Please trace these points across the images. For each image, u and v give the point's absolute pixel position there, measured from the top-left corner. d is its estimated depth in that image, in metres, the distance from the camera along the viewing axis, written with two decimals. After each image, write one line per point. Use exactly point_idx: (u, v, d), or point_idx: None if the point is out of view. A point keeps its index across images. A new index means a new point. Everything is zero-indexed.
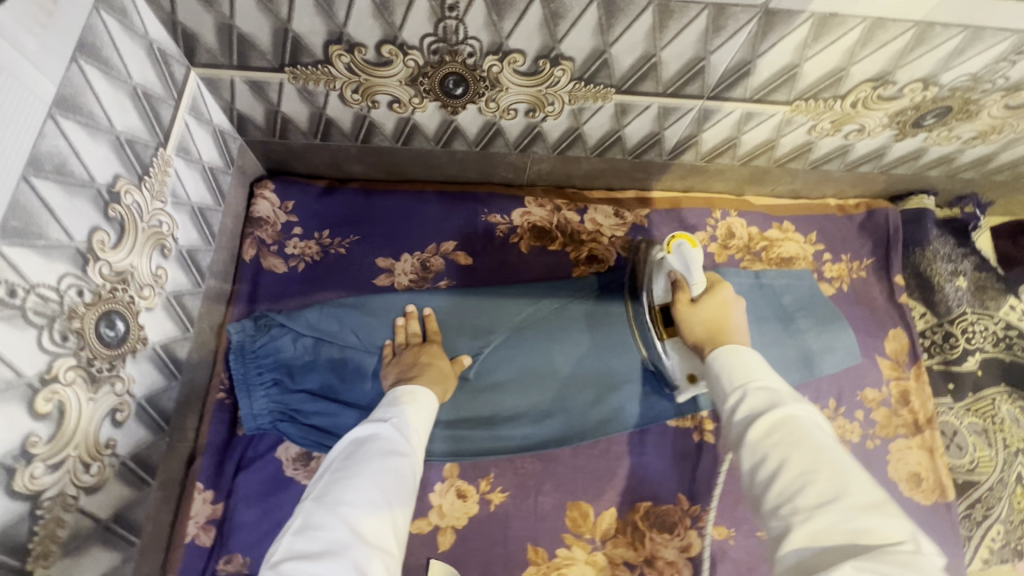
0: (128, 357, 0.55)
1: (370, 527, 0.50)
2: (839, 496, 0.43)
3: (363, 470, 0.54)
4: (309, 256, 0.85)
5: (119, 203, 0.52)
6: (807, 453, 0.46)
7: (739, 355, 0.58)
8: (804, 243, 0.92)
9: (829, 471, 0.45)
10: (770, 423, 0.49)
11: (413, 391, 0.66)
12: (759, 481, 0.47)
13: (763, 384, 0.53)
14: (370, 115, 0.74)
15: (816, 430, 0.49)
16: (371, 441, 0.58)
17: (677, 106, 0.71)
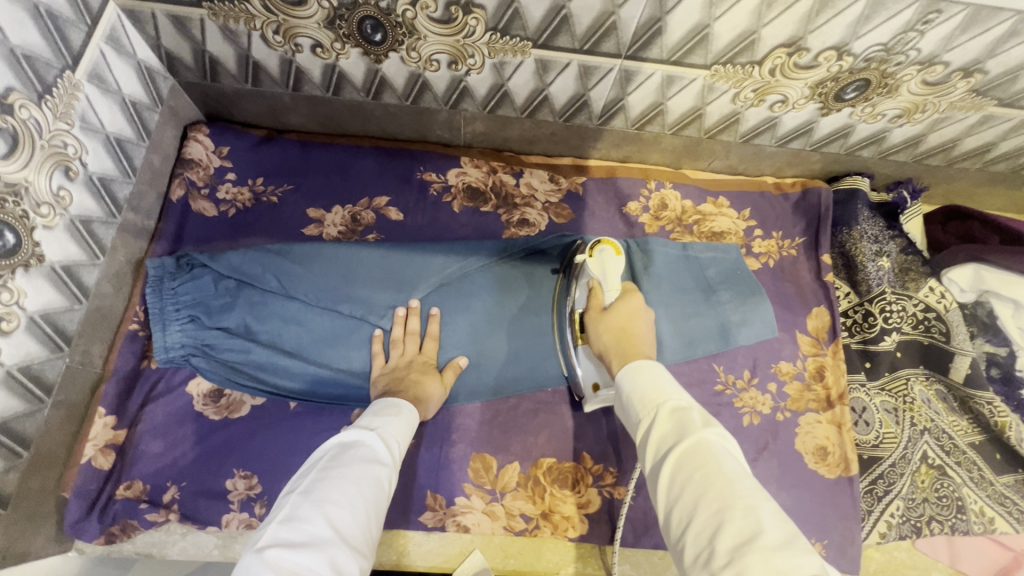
0: (20, 270, 0.57)
1: (349, 533, 0.47)
2: (750, 523, 0.41)
3: (350, 473, 0.51)
4: (241, 202, 0.86)
5: (11, 115, 0.54)
6: (717, 479, 0.45)
7: (646, 372, 0.57)
8: (736, 218, 0.92)
9: (743, 496, 0.43)
10: (681, 449, 0.48)
11: (398, 404, 0.64)
12: (680, 526, 0.45)
13: (672, 406, 0.52)
14: (295, 59, 0.75)
15: (730, 452, 0.48)
16: (355, 447, 0.55)
17: (597, 65, 0.72)
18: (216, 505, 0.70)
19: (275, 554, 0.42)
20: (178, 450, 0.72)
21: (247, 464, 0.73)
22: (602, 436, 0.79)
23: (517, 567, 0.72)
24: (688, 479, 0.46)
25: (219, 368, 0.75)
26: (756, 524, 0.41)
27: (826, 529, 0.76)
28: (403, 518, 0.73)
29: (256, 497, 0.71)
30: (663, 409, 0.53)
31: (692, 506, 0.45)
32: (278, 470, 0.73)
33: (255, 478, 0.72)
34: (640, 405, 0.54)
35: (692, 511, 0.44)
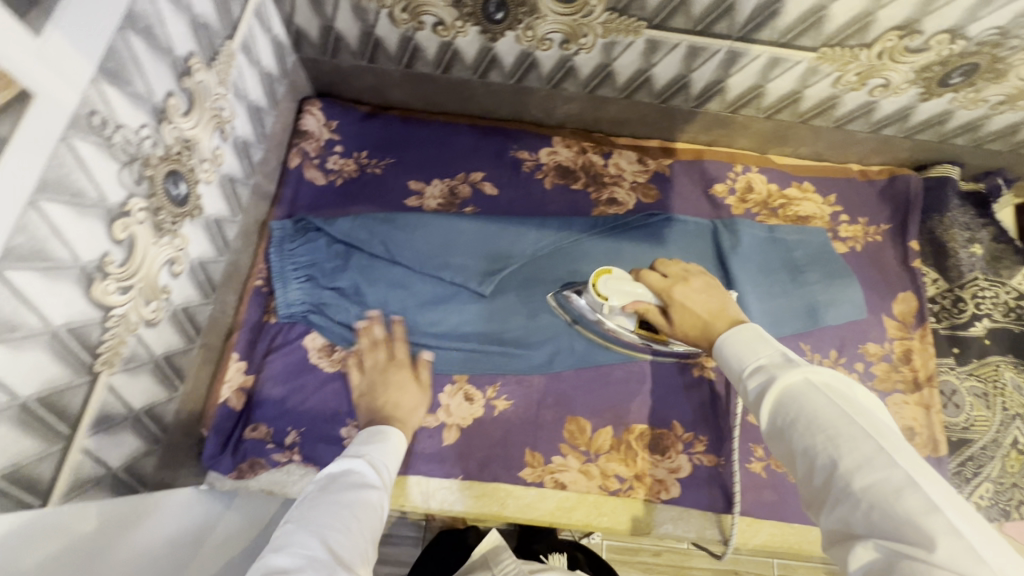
0: (187, 218, 0.62)
1: (349, 552, 0.48)
2: (859, 464, 0.40)
3: (338, 501, 0.53)
4: (347, 173, 0.91)
5: (191, 77, 0.59)
6: (820, 421, 0.43)
7: (745, 330, 0.55)
8: (821, 203, 0.94)
9: (849, 436, 0.41)
10: (783, 394, 0.47)
11: (387, 427, 0.67)
12: (787, 461, 0.46)
13: (760, 362, 0.51)
14: (415, 37, 0.79)
15: (832, 391, 0.45)
16: (348, 474, 0.57)
17: (706, 46, 0.75)
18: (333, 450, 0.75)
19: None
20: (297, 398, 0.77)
21: None
22: (690, 406, 0.82)
23: (611, 525, 0.76)
24: (789, 424, 0.45)
25: (332, 325, 0.80)
26: (869, 463, 0.39)
27: None
28: (504, 472, 0.77)
29: None
30: (762, 366, 0.51)
31: (796, 449, 0.44)
32: None
33: None
34: (739, 363, 0.53)
35: (798, 455, 0.44)
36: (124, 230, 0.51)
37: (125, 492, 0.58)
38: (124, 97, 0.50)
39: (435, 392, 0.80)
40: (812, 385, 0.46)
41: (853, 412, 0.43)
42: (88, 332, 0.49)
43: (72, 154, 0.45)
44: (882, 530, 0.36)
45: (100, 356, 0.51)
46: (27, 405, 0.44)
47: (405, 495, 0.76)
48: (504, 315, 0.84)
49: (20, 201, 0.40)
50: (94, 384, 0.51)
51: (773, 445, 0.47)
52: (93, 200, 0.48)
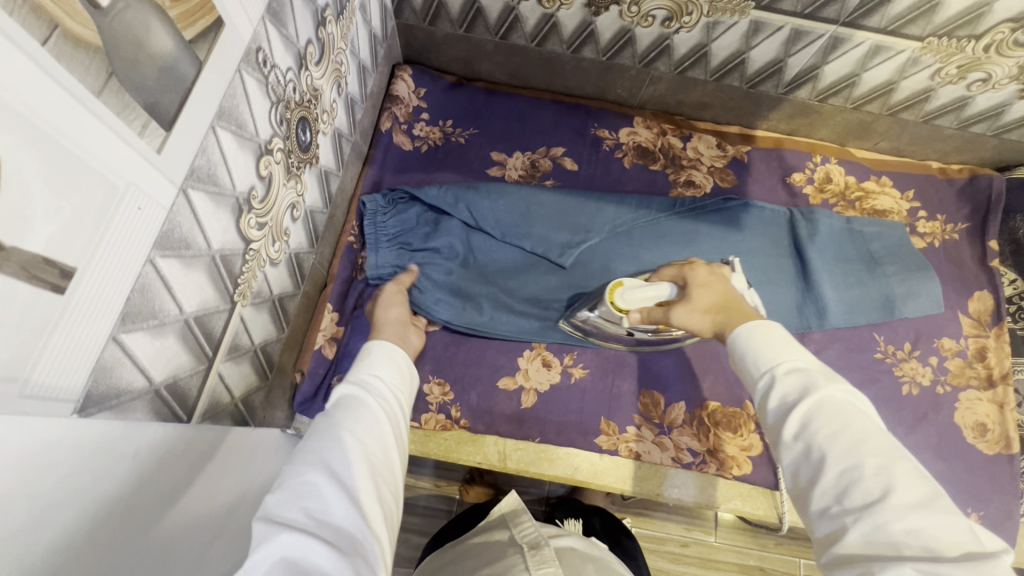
0: (309, 166, 0.65)
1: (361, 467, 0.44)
2: (915, 498, 0.37)
3: (351, 435, 0.45)
4: (432, 140, 0.94)
5: (324, 28, 0.61)
6: (869, 445, 0.40)
7: (767, 329, 0.51)
8: (899, 198, 0.94)
9: (902, 470, 0.39)
10: (826, 407, 0.43)
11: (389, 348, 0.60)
12: (804, 480, 0.42)
13: (790, 368, 0.47)
14: (518, 7, 0.81)
15: (866, 417, 0.43)
16: (346, 390, 0.52)
17: (810, 30, 0.75)
18: (416, 406, 0.78)
19: (288, 506, 0.38)
20: None
21: (440, 372, 0.80)
22: None
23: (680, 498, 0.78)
24: (827, 437, 0.41)
25: (428, 291, 0.81)
26: (926, 501, 0.37)
27: (983, 501, 0.78)
28: (579, 438, 0.79)
29: (451, 402, 0.79)
30: (794, 366, 0.47)
31: (828, 465, 0.40)
32: (469, 381, 0.80)
33: (447, 385, 0.79)
34: (764, 356, 0.48)
35: (831, 469, 0.40)
36: (267, 167, 0.54)
37: (241, 423, 0.61)
38: (280, 38, 0.52)
39: (513, 356, 0.82)
40: (851, 405, 0.43)
41: (898, 446, 0.41)
42: (233, 261, 0.51)
43: (242, 87, 0.47)
44: (925, 561, 0.35)
45: (239, 286, 0.53)
46: (189, 321, 0.46)
47: (482, 452, 0.78)
48: (583, 286, 0.85)
49: (205, 125, 0.43)
50: (231, 312, 0.53)
51: (787, 452, 0.44)
52: (250, 134, 0.50)
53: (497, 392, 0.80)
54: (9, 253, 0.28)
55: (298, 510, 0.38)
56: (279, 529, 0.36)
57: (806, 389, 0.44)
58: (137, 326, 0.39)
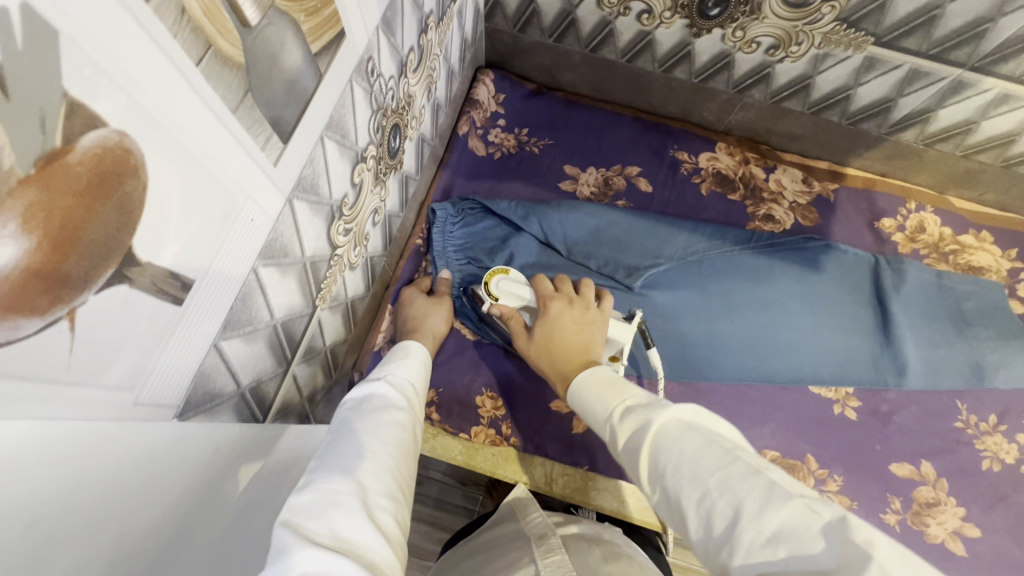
0: (394, 171, 0.64)
1: (384, 482, 0.42)
2: (760, 500, 0.35)
3: (373, 444, 0.44)
4: (507, 148, 0.92)
5: (426, 34, 0.61)
6: (705, 463, 0.38)
7: (594, 375, 0.53)
8: (999, 256, 0.87)
9: (740, 474, 0.37)
10: (661, 439, 0.42)
11: (406, 356, 0.61)
12: (678, 519, 0.39)
13: (624, 408, 0.47)
14: (615, 22, 0.79)
15: (694, 427, 0.42)
16: (370, 398, 0.51)
17: (931, 72, 0.70)
18: (467, 417, 0.78)
19: (312, 516, 0.35)
20: (437, 357, 0.80)
21: (493, 386, 0.79)
22: (828, 440, 0.79)
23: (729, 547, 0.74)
24: (674, 471, 0.40)
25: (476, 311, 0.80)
26: (766, 500, 0.35)
27: None
28: (628, 471, 0.77)
29: (502, 417, 0.78)
30: (621, 407, 0.47)
31: (686, 502, 0.38)
32: (522, 398, 0.79)
33: (500, 400, 0.78)
34: (599, 408, 0.49)
35: (689, 507, 0.38)
36: (360, 174, 0.54)
37: (304, 419, 0.61)
38: (389, 46, 0.51)
39: None
40: (678, 421, 0.42)
41: (732, 447, 0.39)
42: (320, 266, 0.51)
43: (351, 97, 0.46)
44: (801, 570, 0.32)
45: (321, 291, 0.53)
46: (276, 327, 0.46)
47: (529, 472, 0.77)
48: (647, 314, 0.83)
49: (316, 135, 0.42)
50: (312, 316, 0.53)
51: (657, 498, 0.42)
52: (351, 142, 0.50)
53: (549, 413, 0.79)
54: (143, 268, 0.28)
55: (320, 519, 0.35)
56: (301, 541, 0.33)
57: (634, 427, 0.44)
58: (234, 333, 0.40)
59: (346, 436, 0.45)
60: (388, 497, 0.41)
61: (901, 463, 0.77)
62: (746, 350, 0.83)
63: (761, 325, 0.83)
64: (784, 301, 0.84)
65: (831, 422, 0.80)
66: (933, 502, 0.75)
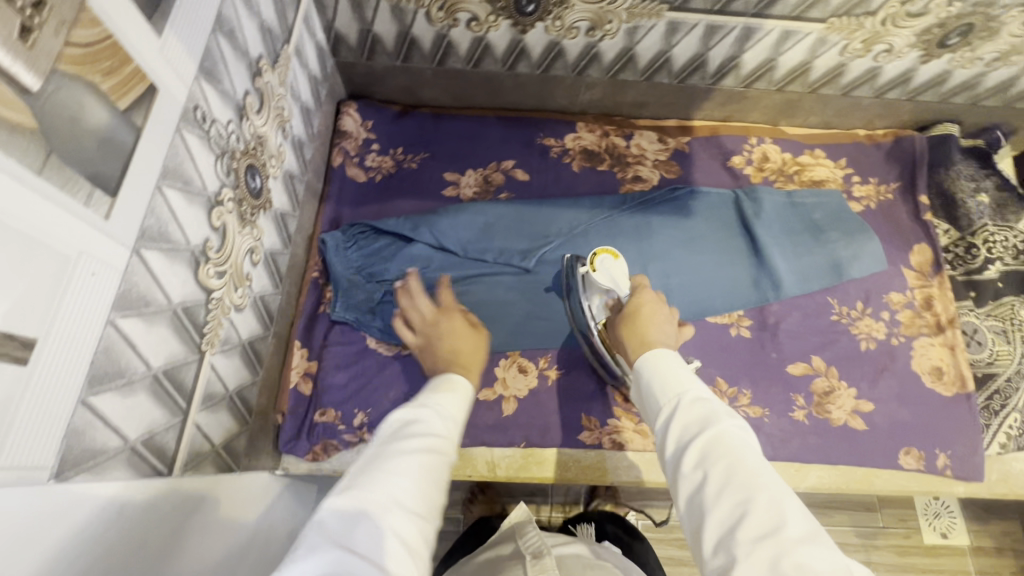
0: (263, 210, 0.67)
1: (419, 500, 0.42)
2: (796, 532, 0.37)
3: (426, 452, 0.45)
4: (385, 169, 0.96)
5: (261, 77, 0.64)
6: (749, 479, 0.40)
7: (666, 360, 0.52)
8: (832, 167, 1.00)
9: (785, 500, 0.39)
10: (716, 442, 0.43)
11: (452, 380, 0.55)
12: (696, 512, 0.42)
13: (692, 399, 0.47)
14: (449, 34, 0.84)
15: (740, 445, 0.43)
16: (425, 409, 0.50)
17: (723, 24, 0.81)
18: None
19: (343, 529, 0.38)
20: (360, 380, 0.81)
21: (420, 393, 0.81)
22: (732, 362, 0.86)
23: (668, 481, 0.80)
24: (718, 473, 0.41)
25: (387, 326, 0.83)
26: (803, 533, 0.37)
27: (947, 441, 0.83)
28: (562, 437, 0.81)
29: None
30: (683, 397, 0.48)
31: (715, 501, 0.40)
32: None
33: None
34: (658, 395, 0.50)
35: (721, 506, 0.40)
36: (219, 218, 0.55)
37: (227, 470, 0.62)
38: (216, 94, 0.54)
39: (489, 366, 0.84)
40: (742, 444, 0.43)
41: (777, 479, 0.41)
42: (196, 312, 0.53)
43: (184, 145, 0.49)
44: None
45: (206, 335, 0.55)
46: (158, 376, 0.47)
47: (471, 465, 0.79)
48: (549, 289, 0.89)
49: (149, 185, 0.44)
50: (201, 362, 0.54)
51: (683, 487, 0.43)
52: (198, 188, 0.52)
53: (478, 404, 0.82)
54: None
55: (352, 533, 0.38)
56: (339, 551, 0.36)
57: (686, 427, 0.46)
58: (105, 387, 0.41)
59: (380, 449, 0.45)
60: (421, 517, 0.42)
61: (796, 363, 0.86)
62: None
63: (651, 274, 0.91)
64: (663, 248, 0.92)
65: (729, 345, 0.88)
66: (829, 390, 0.85)
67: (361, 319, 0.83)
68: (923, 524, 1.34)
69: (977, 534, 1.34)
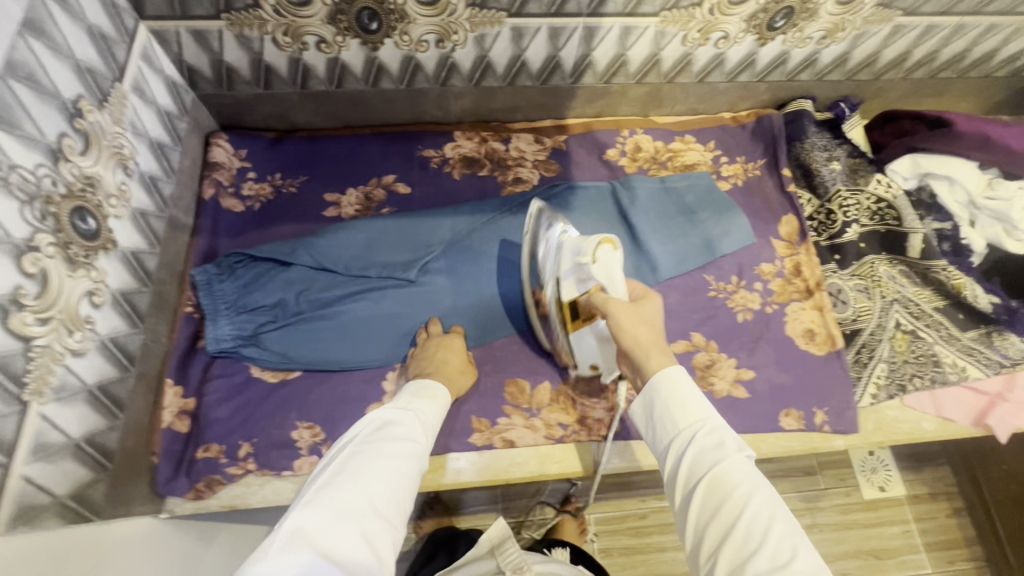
0: (103, 252, 0.66)
1: (379, 508, 0.52)
2: (808, 564, 0.46)
3: (389, 463, 0.56)
4: (264, 197, 0.96)
5: (83, 117, 0.63)
6: (767, 516, 0.50)
7: (676, 384, 0.60)
8: (703, 151, 1.04)
9: (788, 534, 0.49)
10: (729, 475, 0.53)
11: (433, 387, 0.72)
12: (712, 537, 0.51)
13: (708, 430, 0.57)
14: (302, 57, 0.85)
15: (751, 473, 0.54)
16: (393, 426, 0.62)
17: (564, 25, 0.84)
18: (288, 454, 0.78)
19: (316, 531, 0.48)
20: (243, 411, 0.80)
21: (308, 416, 0.81)
22: None
23: (560, 472, 0.81)
24: (735, 504, 0.51)
25: (269, 353, 0.83)
26: (812, 566, 0.46)
27: (823, 399, 0.87)
28: (453, 442, 0.82)
29: (322, 441, 0.79)
30: (705, 423, 0.58)
31: (732, 528, 0.50)
32: (337, 416, 0.81)
33: (317, 426, 0.80)
34: (676, 423, 0.59)
35: (738, 532, 0.50)
36: (34, 264, 0.54)
37: (84, 521, 0.62)
38: (13, 140, 0.53)
39: (377, 380, 0.85)
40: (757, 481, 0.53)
41: (786, 518, 0.50)
42: (11, 362, 0.52)
43: None
44: None
45: (27, 386, 0.53)
46: None
47: None
48: (434, 297, 0.90)
49: None
50: (25, 413, 0.53)
51: (697, 511, 0.54)
52: None
53: None
54: None
55: (319, 535, 0.47)
56: (310, 548, 0.46)
57: (700, 451, 0.56)
58: None
59: (349, 465, 0.55)
60: (382, 523, 0.52)
61: (677, 341, 0.89)
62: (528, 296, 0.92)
63: None
64: None
65: None
66: (710, 363, 0.88)
67: (240, 347, 0.82)
68: (861, 480, 1.39)
69: (912, 484, 1.40)
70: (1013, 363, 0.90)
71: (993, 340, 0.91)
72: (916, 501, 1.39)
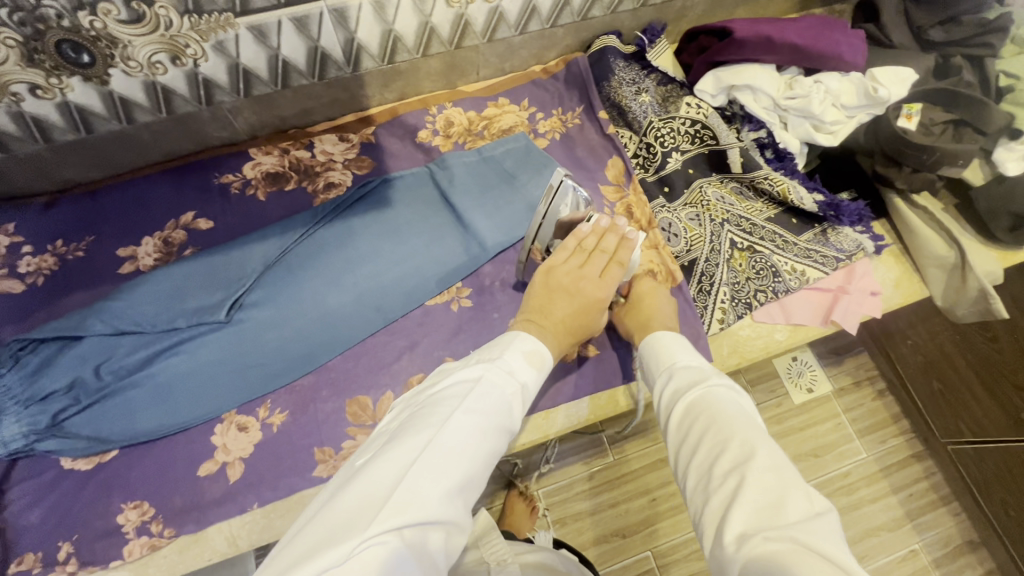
0: None
1: (461, 490, 0.47)
2: (770, 465, 0.47)
3: (475, 443, 0.49)
4: (46, 269, 0.86)
5: None
6: (731, 424, 0.52)
7: (661, 340, 0.68)
8: (519, 111, 1.00)
9: (753, 441, 0.49)
10: (698, 398, 0.57)
11: (541, 355, 0.62)
12: (687, 458, 0.53)
13: (683, 366, 0.63)
14: (24, 109, 0.75)
15: (722, 396, 0.56)
16: (489, 395, 0.53)
17: (306, 13, 0.76)
18: (113, 542, 0.72)
19: (410, 520, 0.41)
20: (56, 510, 0.73)
21: (132, 495, 0.75)
22: (457, 341, 0.86)
23: None
24: (707, 418, 0.54)
25: (74, 440, 0.75)
26: (775, 469, 0.46)
27: None
28: (297, 479, 0.78)
29: (150, 518, 0.74)
30: (675, 366, 0.63)
31: (700, 444, 0.52)
32: (166, 486, 0.76)
33: (146, 505, 0.74)
34: (657, 368, 0.66)
35: (704, 446, 0.52)
36: None
37: None
38: None
39: (205, 437, 0.79)
40: (727, 398, 0.56)
41: (756, 428, 0.52)
42: None
43: None
44: (770, 524, 0.42)
45: None
46: None
47: (209, 546, 0.74)
48: (256, 332, 0.82)
49: None
50: None
51: (675, 435, 0.57)
52: None
53: (199, 481, 0.76)
54: None
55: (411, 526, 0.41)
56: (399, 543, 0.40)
57: (673, 391, 0.60)
58: None
59: (450, 433, 0.48)
60: (459, 508, 0.46)
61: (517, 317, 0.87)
62: (360, 307, 0.86)
63: (363, 278, 0.86)
64: (370, 247, 0.88)
65: (456, 321, 0.88)
66: None
67: (36, 443, 0.74)
68: (789, 386, 1.42)
69: (835, 377, 1.43)
70: (849, 256, 0.91)
71: (827, 237, 0.92)
72: (843, 393, 1.42)
